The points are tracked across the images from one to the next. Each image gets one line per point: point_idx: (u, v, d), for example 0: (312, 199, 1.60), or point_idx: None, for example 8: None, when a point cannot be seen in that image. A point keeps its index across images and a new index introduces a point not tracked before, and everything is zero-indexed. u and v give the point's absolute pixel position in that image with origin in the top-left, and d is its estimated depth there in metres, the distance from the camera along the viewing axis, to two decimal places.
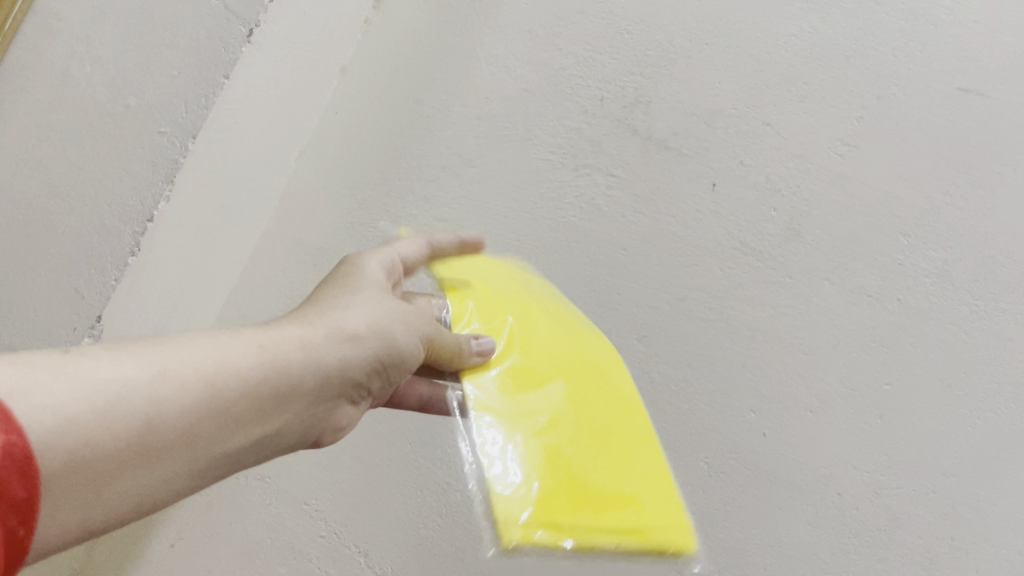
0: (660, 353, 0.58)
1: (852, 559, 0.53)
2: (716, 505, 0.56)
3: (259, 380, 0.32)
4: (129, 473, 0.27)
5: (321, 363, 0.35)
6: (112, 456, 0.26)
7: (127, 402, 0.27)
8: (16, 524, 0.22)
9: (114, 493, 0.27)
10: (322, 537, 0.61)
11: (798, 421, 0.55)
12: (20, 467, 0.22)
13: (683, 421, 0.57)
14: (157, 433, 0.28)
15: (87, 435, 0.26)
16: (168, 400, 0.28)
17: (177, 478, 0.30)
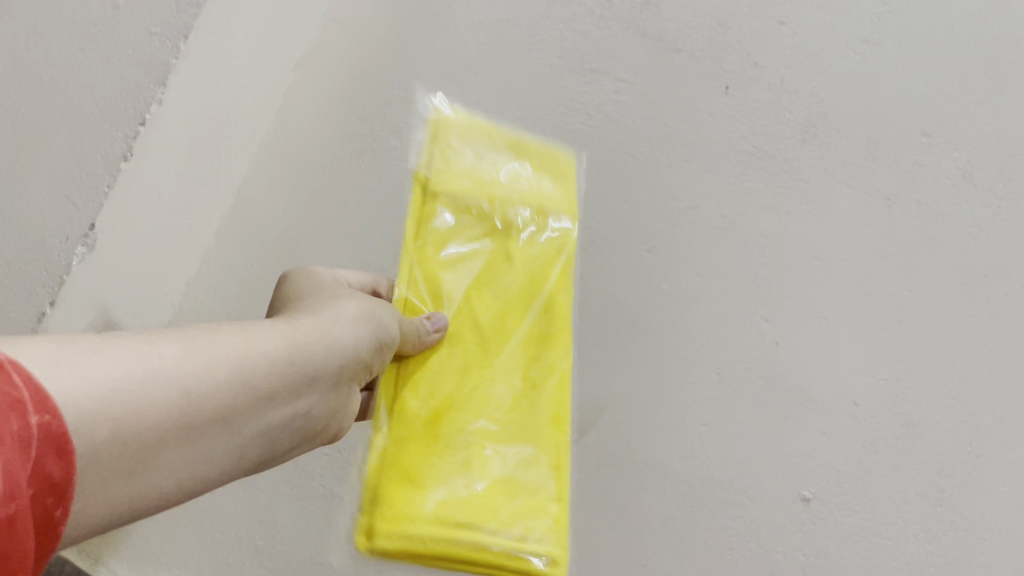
0: (670, 263, 0.56)
1: (868, 469, 0.52)
2: (728, 417, 0.54)
3: (282, 365, 0.35)
4: (169, 450, 0.30)
5: (337, 351, 0.38)
6: (158, 426, 0.29)
7: (169, 382, 0.30)
8: (48, 498, 0.24)
9: (157, 468, 0.30)
10: (327, 455, 0.60)
11: (813, 330, 0.53)
12: (56, 445, 0.25)
13: (695, 331, 0.55)
14: (194, 410, 0.30)
15: (140, 405, 0.28)
16: (200, 380, 0.31)
17: (221, 456, 0.33)
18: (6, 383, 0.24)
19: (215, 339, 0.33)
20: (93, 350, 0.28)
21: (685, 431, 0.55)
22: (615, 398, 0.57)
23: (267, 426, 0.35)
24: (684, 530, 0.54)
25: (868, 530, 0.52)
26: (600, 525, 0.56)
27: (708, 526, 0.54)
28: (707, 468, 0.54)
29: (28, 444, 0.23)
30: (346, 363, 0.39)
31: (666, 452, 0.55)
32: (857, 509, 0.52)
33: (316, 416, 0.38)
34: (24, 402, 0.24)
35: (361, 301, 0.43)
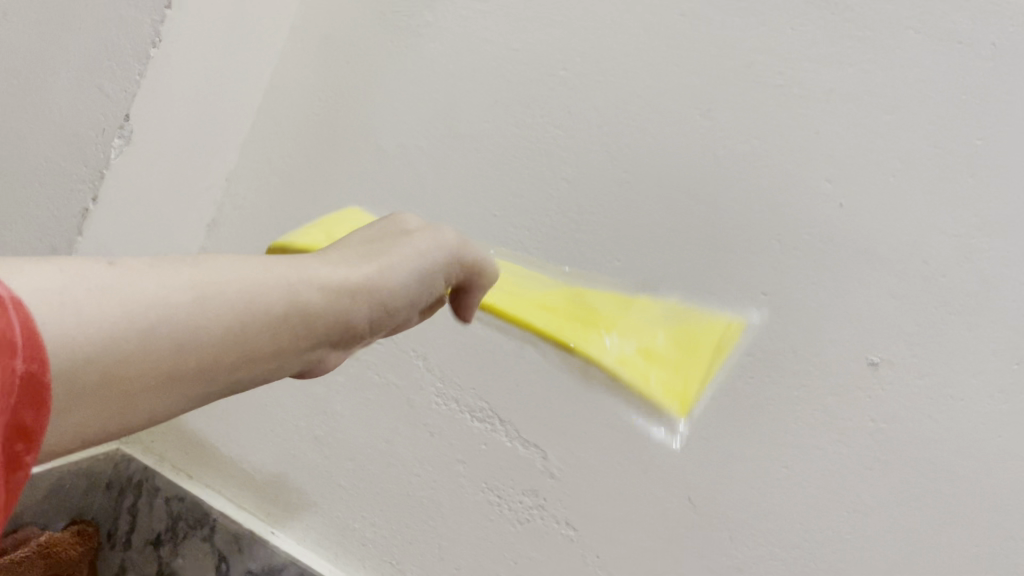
0: (726, 128, 0.53)
1: (939, 329, 0.49)
2: (791, 284, 0.52)
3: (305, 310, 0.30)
4: (146, 402, 0.25)
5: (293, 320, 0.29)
6: (161, 379, 0.25)
7: (157, 328, 0.24)
8: (17, 448, 0.21)
9: (135, 417, 0.25)
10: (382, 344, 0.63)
11: (882, 187, 0.50)
12: (37, 401, 0.21)
13: (752, 198, 0.53)
14: (184, 366, 0.25)
15: (121, 351, 0.23)
16: (193, 328, 0.25)
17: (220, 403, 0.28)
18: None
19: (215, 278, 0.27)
20: (102, 281, 0.24)
21: (746, 301, 0.53)
22: (671, 271, 0.55)
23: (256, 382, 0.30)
24: (747, 399, 0.54)
25: (941, 392, 0.50)
26: None
27: (772, 396, 0.53)
28: (769, 337, 0.53)
29: (9, 396, 0.20)
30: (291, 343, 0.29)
31: (726, 322, 0.54)
32: (929, 371, 0.50)
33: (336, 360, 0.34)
34: (13, 344, 0.20)
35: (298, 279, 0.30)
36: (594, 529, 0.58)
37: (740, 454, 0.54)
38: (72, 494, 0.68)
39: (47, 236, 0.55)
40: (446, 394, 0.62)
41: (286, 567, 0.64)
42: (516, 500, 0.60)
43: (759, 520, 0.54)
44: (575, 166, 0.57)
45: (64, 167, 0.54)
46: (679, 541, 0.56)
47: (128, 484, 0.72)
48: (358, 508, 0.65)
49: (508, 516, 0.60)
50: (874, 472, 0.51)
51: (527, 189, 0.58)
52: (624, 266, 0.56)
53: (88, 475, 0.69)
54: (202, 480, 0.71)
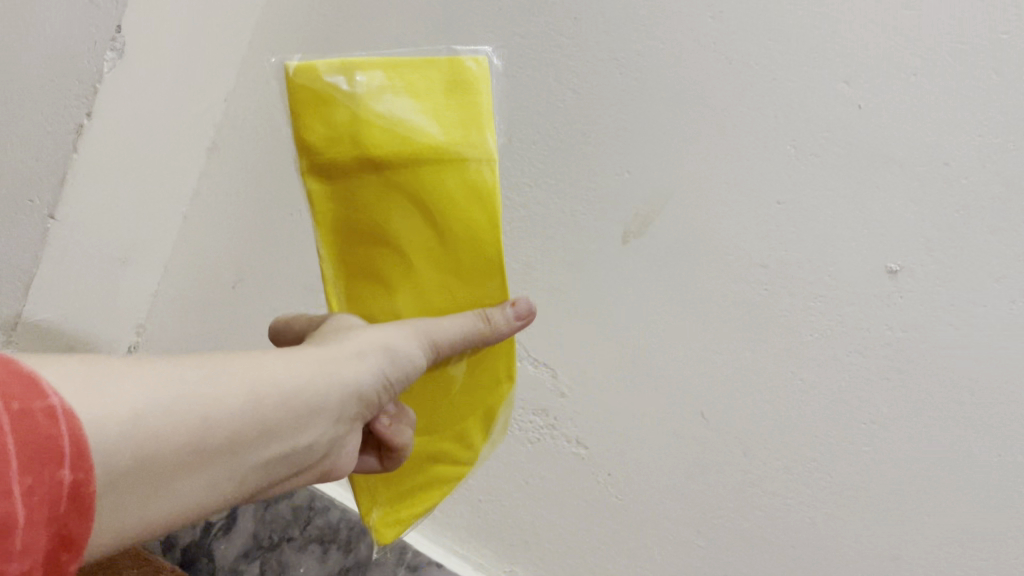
0: (738, 31, 0.51)
1: (961, 233, 0.48)
2: (807, 191, 0.50)
3: (291, 393, 0.33)
4: (178, 479, 0.29)
5: (257, 415, 0.32)
6: (172, 458, 0.29)
7: (180, 412, 0.29)
8: (58, 551, 0.24)
9: (168, 496, 0.29)
10: None
11: (900, 86, 0.48)
12: (81, 508, 0.25)
13: (767, 104, 0.51)
14: (155, 462, 0.28)
15: (140, 442, 0.28)
16: (212, 412, 0.30)
17: (223, 489, 0.32)
18: (50, 433, 0.24)
19: (209, 377, 0.31)
20: (122, 392, 0.28)
21: (762, 211, 0.51)
22: (682, 182, 0.53)
23: (246, 472, 0.32)
24: (759, 312, 0.52)
25: (962, 299, 0.48)
26: (667, 311, 0.54)
27: (787, 306, 0.51)
28: (786, 248, 0.51)
29: (54, 501, 0.24)
30: (264, 418, 0.32)
31: (738, 233, 0.52)
32: (949, 276, 0.48)
33: (322, 449, 0.37)
34: (61, 454, 0.24)
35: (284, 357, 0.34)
36: (606, 447, 0.57)
37: (753, 369, 0.53)
38: None
39: (43, 157, 0.53)
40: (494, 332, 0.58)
41: (299, 491, 0.64)
42: (525, 420, 0.59)
43: (770, 432, 0.53)
44: (582, 75, 0.55)
45: (52, 79, 0.52)
46: (694, 458, 0.55)
47: None
48: None
49: (520, 437, 0.59)
50: (890, 382, 0.50)
51: (535, 102, 0.57)
52: (633, 179, 0.55)
53: None
54: None
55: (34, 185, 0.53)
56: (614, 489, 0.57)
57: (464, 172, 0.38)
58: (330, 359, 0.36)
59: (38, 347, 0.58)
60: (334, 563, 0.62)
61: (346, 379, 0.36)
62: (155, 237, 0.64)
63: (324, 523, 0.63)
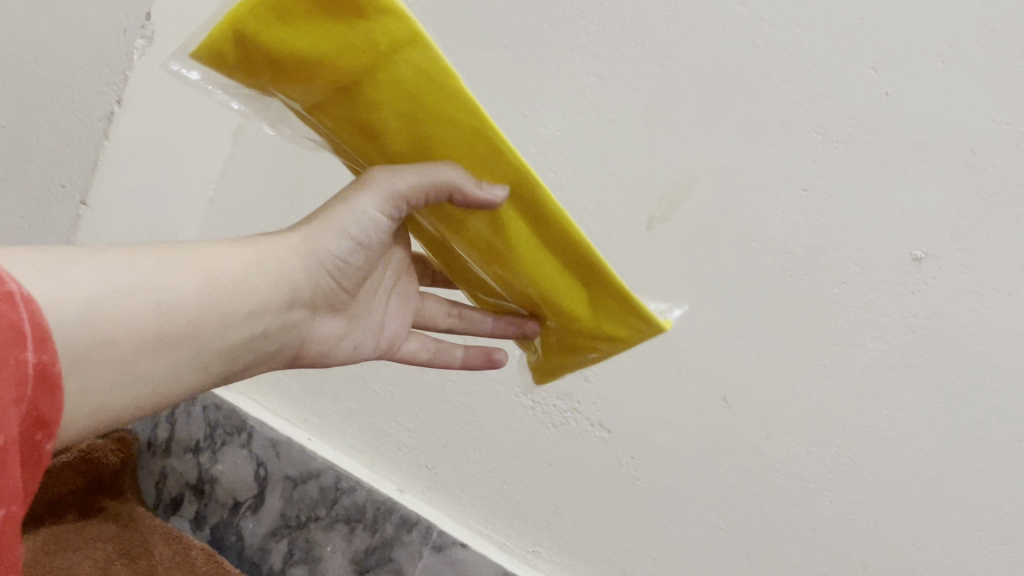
0: (766, 17, 0.51)
1: (987, 220, 0.48)
2: (833, 178, 0.50)
3: (190, 302, 0.34)
4: (145, 360, 0.33)
5: (213, 302, 0.35)
6: (133, 339, 0.32)
7: (143, 295, 0.32)
8: (32, 431, 0.24)
9: (134, 376, 0.32)
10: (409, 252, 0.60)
11: (928, 73, 0.48)
12: (51, 385, 0.24)
13: (794, 90, 0.51)
14: (169, 323, 0.33)
15: (112, 314, 0.31)
16: (175, 293, 0.33)
17: (200, 362, 0.36)
18: (12, 313, 0.23)
19: (191, 254, 0.35)
20: (127, 269, 0.32)
21: (788, 197, 0.52)
22: (707, 169, 0.53)
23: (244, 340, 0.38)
24: (784, 298, 0.52)
25: (986, 284, 0.48)
26: (691, 296, 0.55)
27: (812, 294, 0.52)
28: (810, 234, 0.51)
29: (23, 385, 0.23)
30: (264, 291, 0.37)
31: (764, 220, 0.52)
32: (975, 263, 0.48)
33: (232, 353, 0.38)
34: (26, 338, 0.23)
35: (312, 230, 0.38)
36: (628, 430, 0.57)
37: (775, 353, 0.53)
38: None
39: None
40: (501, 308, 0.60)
41: (326, 472, 0.65)
42: (550, 405, 0.59)
43: (793, 416, 0.53)
44: (606, 60, 0.55)
45: None
46: (717, 442, 0.55)
47: None
48: (393, 414, 0.65)
49: (543, 420, 0.60)
50: (914, 368, 0.50)
51: (560, 87, 0.57)
52: (658, 164, 0.55)
53: None
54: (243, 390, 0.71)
55: None
56: (637, 472, 0.58)
57: (423, 47, 0.28)
58: (308, 240, 0.38)
59: None
60: (360, 542, 0.63)
61: (252, 287, 0.37)
62: None
63: (350, 503, 0.64)
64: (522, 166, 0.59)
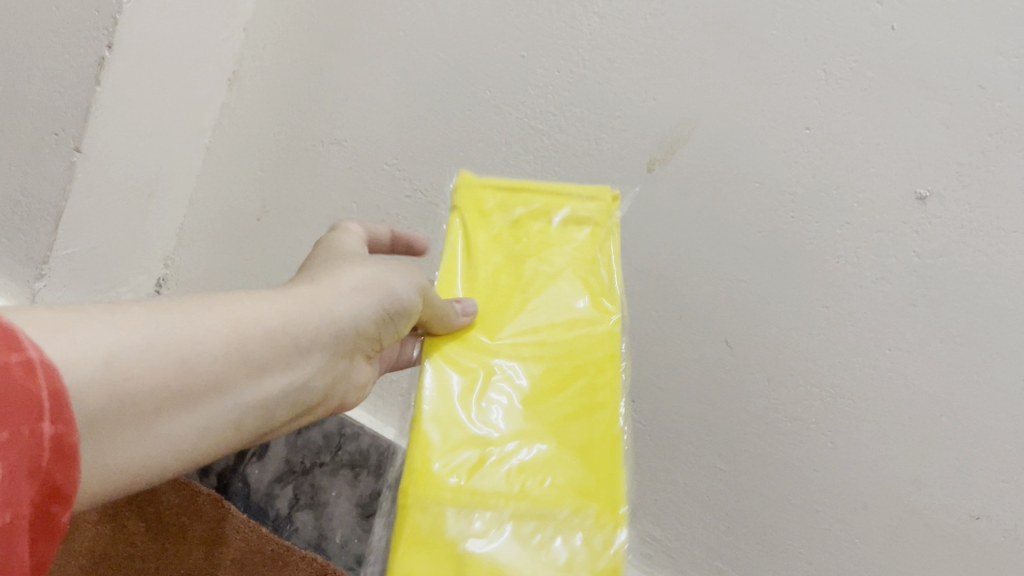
0: None
1: (993, 158, 0.46)
2: (837, 118, 0.49)
3: (222, 352, 0.35)
4: (165, 419, 0.33)
5: (246, 357, 0.36)
6: (152, 393, 0.32)
7: (170, 350, 0.33)
8: (49, 503, 0.26)
9: (155, 432, 0.33)
10: (407, 198, 0.61)
11: (937, 7, 0.46)
12: (71, 458, 0.26)
13: (797, 27, 0.49)
14: (195, 374, 0.34)
15: (133, 370, 0.31)
16: (199, 349, 0.34)
17: (223, 415, 0.37)
18: (32, 383, 0.25)
19: (221, 307, 0.36)
20: (156, 326, 0.33)
21: (789, 138, 0.51)
22: (709, 108, 0.52)
23: (267, 392, 0.39)
24: (787, 241, 0.52)
25: (991, 224, 0.46)
26: (691, 240, 0.54)
27: (813, 236, 0.51)
28: (812, 175, 0.50)
29: (35, 454, 0.25)
30: (291, 342, 0.39)
31: (766, 160, 0.51)
32: (980, 203, 0.46)
33: (265, 406, 0.39)
34: (41, 409, 0.25)
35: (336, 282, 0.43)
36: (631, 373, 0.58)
37: (776, 296, 0.53)
38: None
39: (66, 90, 0.53)
40: None
41: (329, 418, 0.65)
42: None
43: (793, 359, 0.53)
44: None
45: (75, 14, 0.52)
46: (718, 385, 0.55)
47: None
48: None
49: None
50: (916, 309, 0.49)
51: (558, 27, 0.55)
52: (659, 106, 0.54)
53: None
54: None
55: (59, 119, 0.54)
56: (637, 415, 0.58)
57: None
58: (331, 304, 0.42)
59: (72, 281, 0.59)
60: (366, 487, 0.64)
61: (283, 337, 0.38)
62: (180, 168, 0.64)
63: (354, 449, 0.64)
64: (518, 110, 0.57)
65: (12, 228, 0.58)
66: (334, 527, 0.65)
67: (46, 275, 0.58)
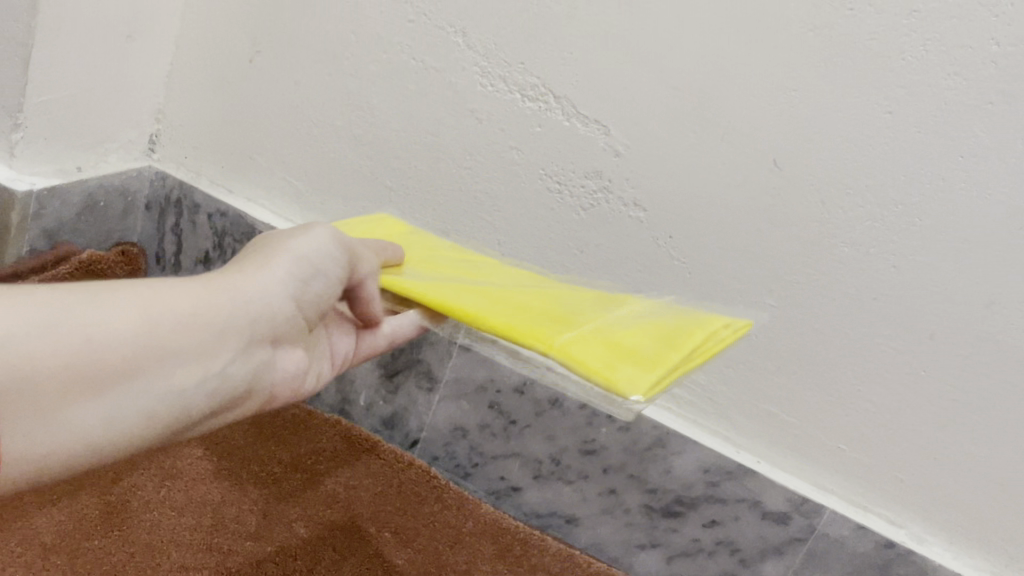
0: None
1: None
2: None
3: (139, 334, 0.28)
4: (71, 406, 0.26)
5: (165, 344, 0.29)
6: (52, 378, 0.25)
7: (63, 332, 0.26)
8: None
9: (62, 429, 0.26)
10: (412, 23, 0.55)
11: None
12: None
13: None
14: (103, 364, 0.27)
15: (25, 354, 0.25)
16: (103, 332, 0.27)
17: (147, 417, 0.28)
18: None
19: (128, 288, 0.29)
20: (51, 308, 0.26)
21: None
22: None
23: (200, 386, 0.30)
24: (842, 39, 0.45)
25: None
26: (733, 46, 0.47)
27: (874, 29, 0.44)
28: None
29: None
30: (215, 332, 0.31)
31: None
32: None
33: (200, 408, 0.31)
34: None
35: (266, 260, 0.35)
36: (667, 206, 0.52)
37: (831, 104, 0.46)
38: (112, 213, 0.62)
39: None
40: (523, 86, 0.53)
41: None
42: (578, 185, 0.54)
43: (850, 175, 0.47)
44: None
45: None
46: (765, 212, 0.49)
47: (168, 203, 0.64)
48: (408, 201, 0.58)
49: (572, 203, 0.54)
50: (995, 108, 0.43)
51: None
52: None
53: (123, 195, 0.63)
54: (244, 194, 0.63)
55: None
56: (675, 252, 0.52)
57: None
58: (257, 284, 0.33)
59: (52, 133, 0.55)
60: (386, 345, 0.60)
61: (207, 322, 0.30)
62: (161, 6, 0.58)
63: None
64: None
65: None
66: (357, 389, 0.63)
67: (23, 126, 0.53)
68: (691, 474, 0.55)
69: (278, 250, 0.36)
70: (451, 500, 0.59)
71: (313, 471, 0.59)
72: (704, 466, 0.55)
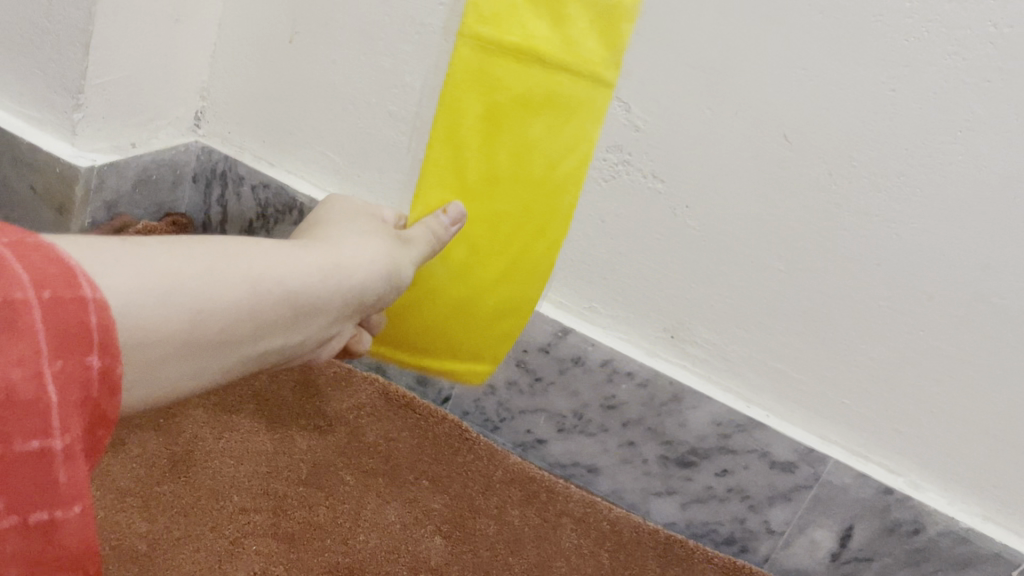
0: None
1: None
2: None
3: (232, 306, 0.36)
4: (172, 359, 0.34)
5: (248, 316, 0.37)
6: (164, 339, 0.33)
7: (178, 298, 0.33)
8: (98, 428, 0.29)
9: (161, 378, 0.33)
10: None
11: None
12: (111, 387, 0.30)
13: None
14: (200, 327, 0.34)
15: (147, 317, 0.32)
16: (208, 300, 0.35)
17: (215, 372, 0.36)
18: (81, 317, 0.28)
19: (230, 265, 0.37)
20: (172, 278, 0.34)
21: None
22: None
23: (257, 349, 0.38)
24: (851, 22, 0.48)
25: None
26: (747, 28, 0.50)
27: (881, 11, 0.47)
28: None
29: (87, 386, 0.28)
30: (283, 310, 0.39)
31: None
32: None
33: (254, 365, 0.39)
34: (89, 343, 0.28)
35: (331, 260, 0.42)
36: (684, 177, 0.55)
37: (839, 83, 0.49)
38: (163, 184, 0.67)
39: None
40: None
41: None
42: (600, 158, 0.57)
43: (856, 148, 0.50)
44: None
45: None
46: (776, 183, 0.53)
47: (213, 175, 0.69)
48: None
49: (594, 174, 0.57)
50: (991, 86, 0.46)
51: None
52: None
53: (173, 168, 0.67)
54: (285, 167, 0.67)
55: None
56: (692, 222, 0.56)
57: None
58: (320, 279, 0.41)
59: (108, 111, 0.59)
60: None
61: (280, 302, 0.39)
62: None
63: None
64: None
65: (42, 58, 0.57)
66: None
67: (84, 105, 0.57)
68: (704, 427, 0.59)
69: (344, 256, 0.43)
70: (481, 452, 0.63)
71: (354, 425, 0.63)
72: (717, 420, 0.59)
